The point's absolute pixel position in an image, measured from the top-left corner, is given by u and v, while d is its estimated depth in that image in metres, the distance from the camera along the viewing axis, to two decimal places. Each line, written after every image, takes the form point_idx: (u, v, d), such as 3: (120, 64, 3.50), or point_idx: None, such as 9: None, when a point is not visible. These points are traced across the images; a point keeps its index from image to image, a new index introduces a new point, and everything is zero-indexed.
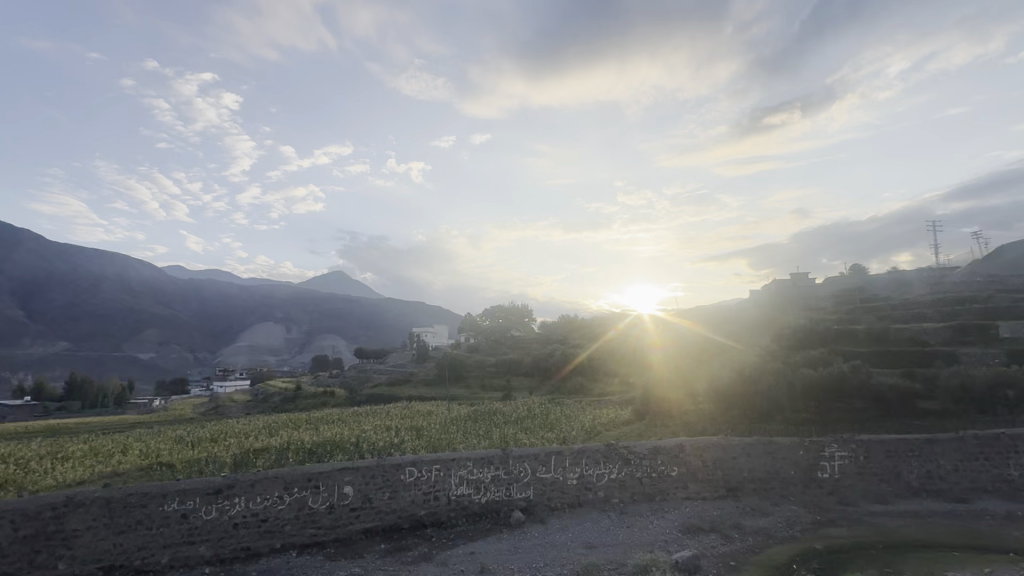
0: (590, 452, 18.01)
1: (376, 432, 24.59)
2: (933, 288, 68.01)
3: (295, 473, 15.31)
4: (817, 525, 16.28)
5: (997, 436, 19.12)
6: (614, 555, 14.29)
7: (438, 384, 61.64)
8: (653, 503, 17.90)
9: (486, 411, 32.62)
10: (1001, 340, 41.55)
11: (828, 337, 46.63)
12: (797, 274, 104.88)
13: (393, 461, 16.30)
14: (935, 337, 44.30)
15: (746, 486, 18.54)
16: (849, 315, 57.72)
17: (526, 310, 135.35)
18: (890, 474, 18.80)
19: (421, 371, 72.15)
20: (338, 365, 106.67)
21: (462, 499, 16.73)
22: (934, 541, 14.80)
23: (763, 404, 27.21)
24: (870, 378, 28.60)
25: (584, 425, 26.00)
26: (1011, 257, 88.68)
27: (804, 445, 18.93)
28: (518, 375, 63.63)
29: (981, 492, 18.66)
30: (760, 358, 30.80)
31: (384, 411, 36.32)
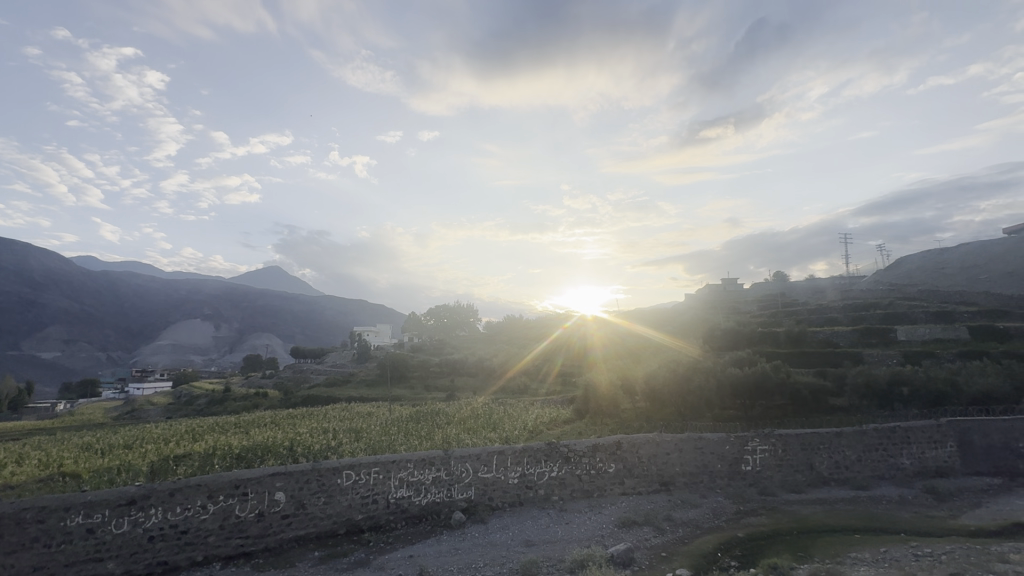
0: (532, 451, 18.21)
1: (311, 435, 23.52)
2: (843, 294, 74.75)
3: (221, 480, 14.41)
4: (739, 515, 17.43)
5: (893, 429, 21.28)
6: (552, 552, 14.56)
7: (380, 385, 60.02)
8: (591, 499, 18.42)
9: (428, 412, 32.10)
10: (899, 343, 46.23)
11: (753, 339, 49.92)
12: (728, 279, 111.43)
13: (330, 465, 15.71)
14: (844, 339, 48.63)
15: (677, 480, 19.50)
16: (771, 319, 62.20)
17: (472, 310, 134.64)
18: (804, 465, 20.44)
19: (362, 371, 69.98)
20: (272, 365, 101.48)
21: (402, 502, 16.42)
22: (840, 526, 16.23)
23: (694, 401, 28.88)
24: (790, 377, 30.87)
25: (526, 425, 26.08)
26: (909, 268, 99.04)
27: (730, 440, 20.17)
28: (462, 376, 63.27)
29: (878, 478, 20.74)
30: (692, 357, 32.47)
31: (321, 413, 34.80)
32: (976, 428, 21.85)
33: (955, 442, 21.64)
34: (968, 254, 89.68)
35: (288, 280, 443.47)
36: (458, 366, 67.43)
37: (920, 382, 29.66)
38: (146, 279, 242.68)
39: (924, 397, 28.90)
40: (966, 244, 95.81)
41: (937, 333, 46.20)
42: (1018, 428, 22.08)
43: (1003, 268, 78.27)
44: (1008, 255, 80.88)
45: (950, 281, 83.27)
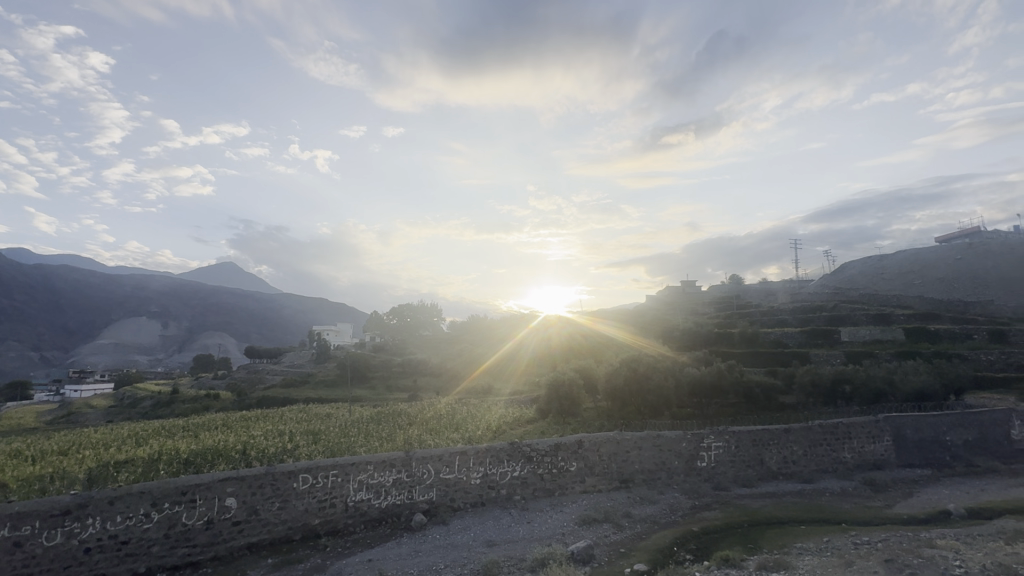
0: (494, 451, 18.20)
1: (267, 437, 22.70)
2: (793, 297, 78.61)
3: (166, 487, 13.69)
4: (695, 510, 18.00)
5: (836, 425, 22.51)
6: (513, 551, 14.61)
7: (339, 386, 58.52)
8: (552, 498, 18.58)
9: (390, 413, 31.61)
10: (842, 344, 48.99)
11: (710, 339, 51.73)
12: (686, 282, 115.03)
13: (286, 469, 15.21)
14: (793, 340, 51.07)
15: (637, 477, 19.95)
16: (727, 320, 64.66)
17: (435, 309, 133.37)
18: (755, 460, 21.33)
19: (321, 371, 68.09)
20: (225, 365, 97.23)
21: (361, 504, 16.07)
22: (787, 518, 17.03)
23: (652, 399, 29.68)
24: (743, 376, 32.17)
25: (489, 425, 26.09)
26: (852, 273, 105.12)
27: (687, 437, 20.79)
28: (426, 376, 62.56)
29: (823, 472, 21.90)
30: (652, 357, 33.31)
31: (278, 414, 33.64)
32: (909, 423, 23.41)
33: (891, 437, 23.12)
34: (904, 260, 96.06)
35: (243, 277, 425.98)
36: (421, 366, 66.64)
37: (861, 380, 31.57)
38: (85, 274, 227.43)
39: (864, 394, 30.79)
40: (901, 251, 102.81)
41: (876, 334, 49.31)
42: (946, 422, 23.83)
43: (934, 274, 84.40)
44: (938, 262, 87.26)
45: (888, 285, 88.99)
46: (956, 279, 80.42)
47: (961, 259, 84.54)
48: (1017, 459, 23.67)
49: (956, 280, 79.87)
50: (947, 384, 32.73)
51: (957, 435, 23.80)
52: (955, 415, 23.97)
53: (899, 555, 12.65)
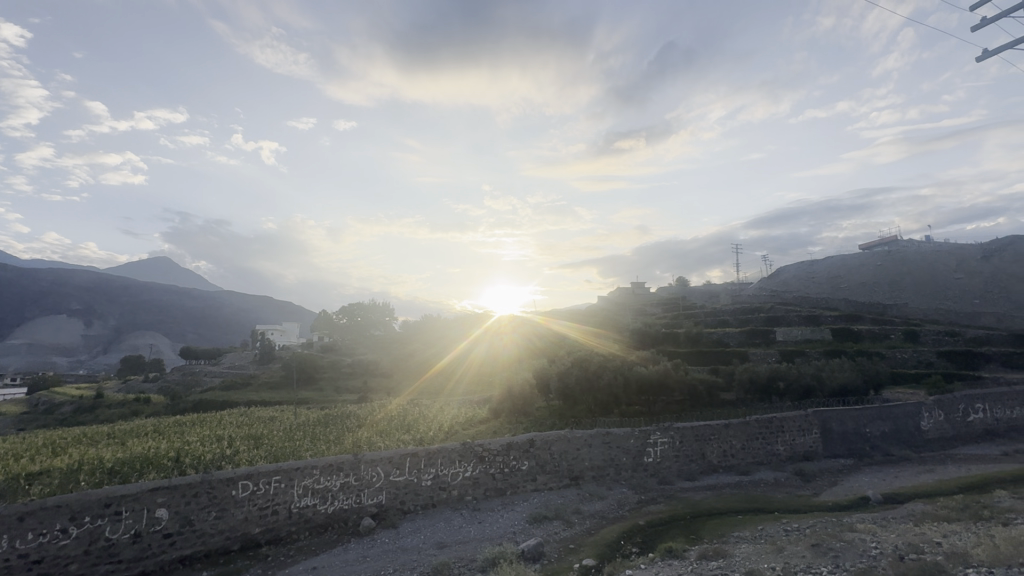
0: (446, 452, 18.06)
1: (203, 443, 21.44)
2: (734, 299, 82.98)
3: (87, 499, 12.63)
4: (641, 504, 18.62)
5: (771, 419, 23.92)
6: (464, 552, 14.57)
7: (284, 388, 56.17)
8: (504, 497, 18.66)
9: (338, 415, 30.76)
10: (777, 343, 52.15)
11: (658, 339, 53.68)
12: (636, 283, 118.62)
13: (223, 476, 14.43)
14: (733, 339, 53.84)
15: (586, 474, 20.36)
16: (673, 320, 67.31)
17: (387, 309, 130.53)
18: (697, 455, 22.32)
19: (265, 373, 65.11)
20: (157, 367, 91.02)
21: (305, 511, 15.50)
22: (726, 509, 17.92)
23: (603, 396, 30.40)
24: (687, 374, 33.51)
25: (441, 426, 25.96)
26: (786, 276, 112.14)
27: (635, 434, 21.46)
28: (377, 377, 61.24)
29: (758, 464, 23.22)
30: (603, 355, 34.11)
31: (216, 418, 31.88)
32: (835, 417, 25.24)
33: (819, 430, 24.84)
34: (832, 265, 103.49)
35: (178, 273, 400.19)
36: (372, 367, 65.04)
37: (793, 376, 33.73)
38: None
39: (795, 390, 32.92)
40: (830, 257, 110.76)
41: (807, 334, 52.82)
42: (866, 415, 25.88)
43: (858, 279, 91.42)
44: (861, 268, 94.67)
45: (818, 288, 95.59)
46: (876, 284, 87.51)
47: (880, 265, 92.05)
48: (926, 447, 26.07)
49: (877, 284, 86.98)
50: (868, 380, 35.59)
51: (875, 427, 25.92)
52: (874, 409, 26.11)
53: (824, 540, 13.61)
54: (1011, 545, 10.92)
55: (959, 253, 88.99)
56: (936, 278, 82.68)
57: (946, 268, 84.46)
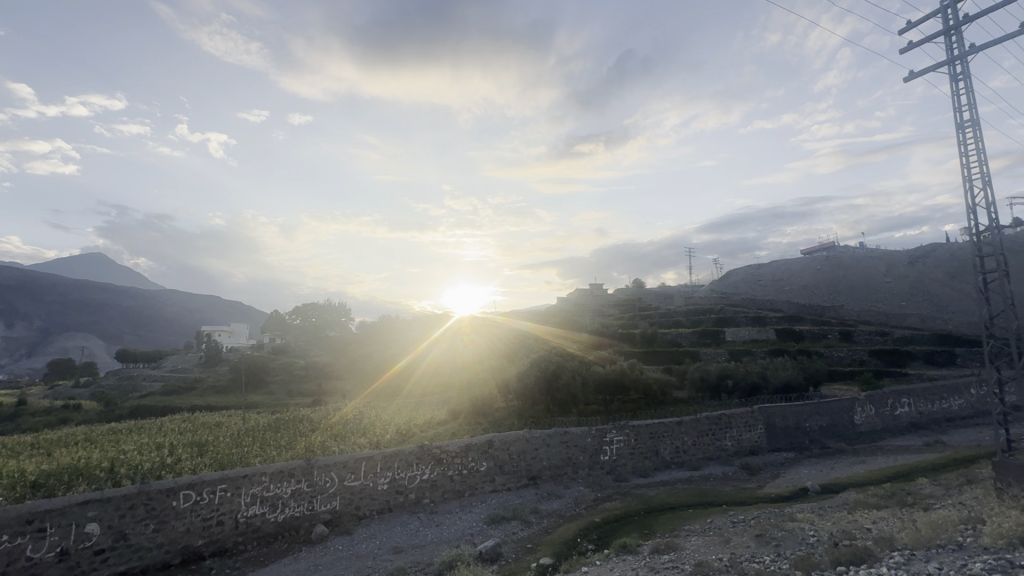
0: (402, 455, 17.76)
1: (141, 452, 20.12)
2: (686, 300, 86.13)
3: (5, 516, 11.56)
4: (598, 501, 18.98)
5: (720, 416, 24.96)
6: (421, 556, 14.38)
7: (232, 393, 53.61)
8: (462, 499, 18.54)
9: (290, 419, 29.70)
10: (726, 343, 54.51)
11: (614, 339, 55.00)
12: (594, 286, 120.95)
13: (163, 486, 13.62)
14: (686, 339, 55.85)
15: (544, 474, 20.55)
16: (630, 320, 69.06)
17: (343, 309, 126.99)
18: (651, 451, 23.00)
19: (211, 376, 61.99)
20: (90, 371, 84.78)
21: (253, 520, 14.84)
22: (677, 504, 18.56)
23: (562, 397, 30.73)
24: (643, 374, 34.38)
25: (399, 428, 25.61)
26: (735, 279, 117.41)
27: (592, 433, 21.86)
28: (332, 380, 59.57)
29: (708, 459, 24.17)
30: (562, 355, 34.46)
31: (156, 425, 30.06)
32: (778, 413, 26.62)
33: (763, 425, 26.12)
34: (777, 269, 109.22)
35: (115, 270, 374.65)
36: (327, 370, 63.07)
37: (741, 375, 35.36)
38: None
39: (742, 387, 34.53)
40: (774, 261, 116.72)
41: (754, 334, 55.48)
42: (806, 411, 27.47)
43: (800, 282, 96.77)
44: (802, 272, 100.29)
45: (764, 291, 100.53)
46: (816, 287, 92.95)
47: (820, 269, 97.83)
48: (858, 440, 27.93)
49: (816, 288, 92.39)
50: (808, 377, 37.79)
51: (814, 421, 27.56)
52: (813, 404, 27.74)
53: (767, 530, 14.32)
54: (931, 528, 11.84)
55: (889, 259, 95.87)
56: (869, 281, 88.73)
57: (877, 272, 90.83)
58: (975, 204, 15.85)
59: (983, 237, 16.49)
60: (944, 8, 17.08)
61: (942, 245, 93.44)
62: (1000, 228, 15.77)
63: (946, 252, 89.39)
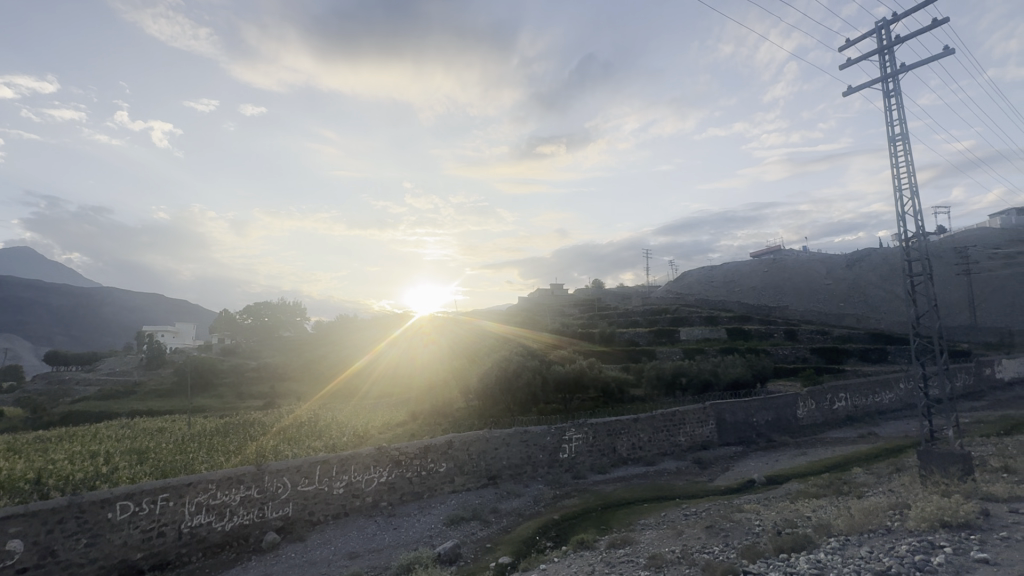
0: (359, 458, 17.37)
1: (71, 461, 18.69)
2: (643, 300, 88.42)
3: None
4: (556, 499, 19.23)
5: (674, 413, 25.79)
6: (378, 560, 14.11)
7: (176, 397, 50.69)
8: (421, 501, 18.32)
9: (240, 423, 28.42)
10: (680, 341, 56.37)
11: (573, 339, 55.74)
12: (555, 286, 122.07)
13: (97, 497, 12.73)
14: (643, 338, 57.38)
15: (504, 473, 20.60)
16: (589, 320, 70.22)
17: (298, 309, 122.60)
18: (609, 448, 23.49)
19: (153, 379, 58.50)
20: (13, 375, 78.07)
21: (199, 530, 14.14)
22: (633, 498, 19.07)
23: (522, 396, 30.89)
24: (601, 372, 35.00)
25: (356, 430, 25.04)
26: (689, 280, 121.53)
27: (551, 431, 22.08)
28: (286, 382, 57.51)
29: (663, 454, 24.93)
30: (522, 355, 34.53)
31: (89, 432, 28.00)
32: (728, 408, 27.76)
33: (714, 420, 27.19)
34: (728, 270, 113.91)
35: (44, 266, 347.21)
36: (280, 371, 60.73)
37: (693, 372, 36.73)
38: None
39: (695, 384, 35.85)
40: (725, 263, 121.65)
41: (706, 333, 57.62)
42: (753, 406, 28.82)
43: (749, 283, 101.33)
44: (751, 273, 104.99)
45: (716, 291, 104.59)
46: (764, 288, 97.52)
47: (767, 271, 102.67)
48: (801, 433, 29.56)
49: (764, 289, 96.92)
50: (755, 374, 39.71)
51: (760, 416, 28.94)
52: (760, 400, 29.13)
53: (717, 521, 14.94)
54: (864, 514, 12.69)
55: (829, 262, 101.89)
56: (811, 283, 93.94)
57: (818, 274, 96.29)
58: (904, 212, 16.97)
59: (911, 243, 17.68)
60: (878, 29, 18.30)
61: (875, 250, 100.11)
62: (925, 234, 16.97)
63: (879, 256, 95.87)
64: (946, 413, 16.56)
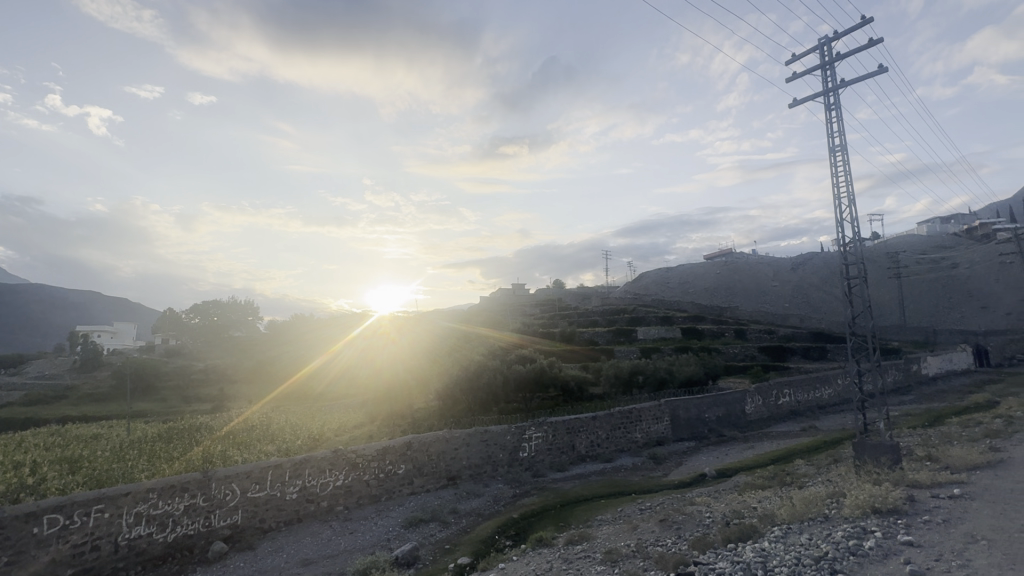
0: (315, 461, 16.86)
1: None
2: (602, 300, 90.13)
3: None
4: (516, 497, 19.32)
5: (631, 410, 26.47)
6: (332, 567, 13.75)
7: (113, 402, 47.43)
8: (378, 504, 17.98)
9: (186, 428, 26.99)
10: (637, 341, 57.80)
11: (534, 338, 56.12)
12: (516, 286, 122.46)
13: (21, 511, 11.77)
14: (602, 337, 58.49)
15: (464, 473, 20.53)
16: (550, 319, 70.89)
17: (250, 308, 117.58)
18: (568, 446, 23.82)
19: (87, 382, 54.56)
20: None
21: (138, 542, 13.35)
22: (592, 495, 19.44)
23: (484, 396, 30.86)
24: (561, 371, 35.43)
25: (311, 433, 24.34)
26: (647, 281, 124.98)
27: (511, 430, 22.17)
28: (236, 385, 55.03)
29: (620, 451, 25.52)
30: (482, 355, 34.48)
31: (12, 441, 25.80)
32: (682, 405, 28.73)
33: (669, 417, 28.07)
34: (682, 272, 117.82)
35: None
36: (229, 374, 57.92)
37: (650, 371, 37.79)
38: None
39: (651, 382, 36.93)
40: (681, 265, 125.73)
41: (662, 333, 59.41)
42: (705, 403, 29.97)
43: (703, 284, 105.17)
44: (705, 275, 109.01)
45: (672, 292, 107.90)
46: (716, 290, 101.48)
47: (720, 273, 106.86)
48: (749, 427, 30.99)
49: (717, 290, 100.79)
50: (707, 372, 41.35)
51: (711, 412, 30.14)
52: (711, 397, 30.33)
53: (670, 515, 15.42)
54: (804, 504, 13.45)
55: (776, 265, 107.21)
56: (760, 285, 98.48)
57: (766, 277, 101.08)
58: (842, 218, 18.02)
59: (848, 248, 18.83)
60: (821, 45, 19.38)
61: (817, 254, 106.14)
62: (860, 240, 18.14)
63: (821, 260, 101.69)
64: (877, 407, 17.77)
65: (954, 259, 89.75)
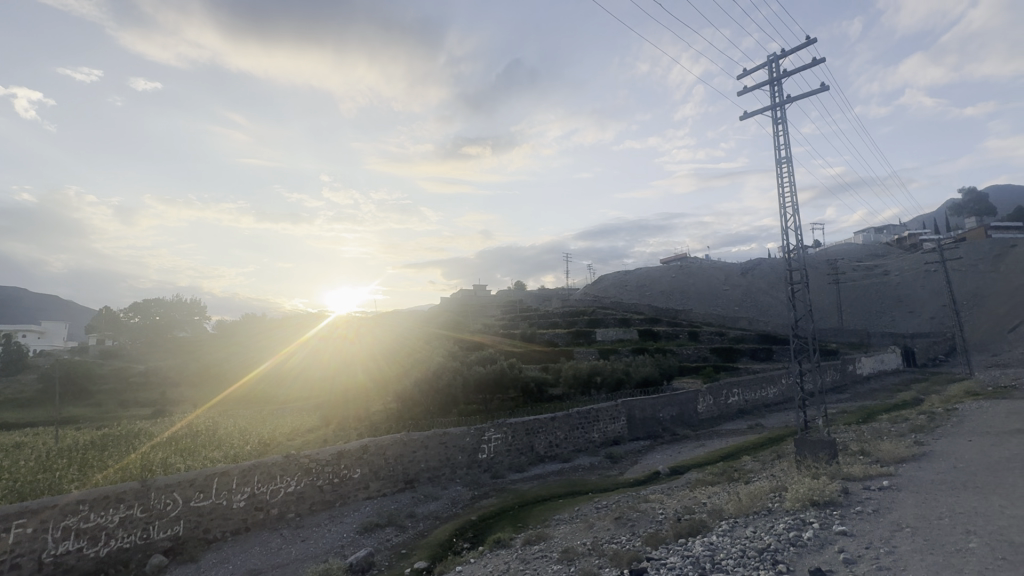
0: (265, 467, 16.21)
1: None
2: (563, 302, 91.19)
3: None
4: (474, 499, 19.27)
5: (589, 410, 26.92)
6: None
7: (40, 408, 43.74)
8: (332, 510, 17.47)
9: (124, 435, 25.28)
10: (596, 342, 58.82)
11: (494, 339, 56.12)
12: (478, 286, 122.15)
13: None
14: (561, 339, 59.16)
15: (422, 476, 20.25)
16: (510, 320, 71.08)
17: (197, 307, 111.63)
18: (527, 447, 23.96)
19: (10, 386, 50.10)
20: None
21: (65, 558, 12.43)
22: (549, 495, 19.63)
23: (444, 398, 30.52)
24: (521, 372, 35.54)
25: (260, 439, 23.26)
26: (606, 283, 127.63)
27: (470, 432, 22.06)
28: (181, 388, 52.12)
29: (577, 451, 25.88)
30: (442, 356, 34.07)
31: None
32: (637, 405, 29.48)
33: (625, 416, 28.72)
34: (640, 275, 121.14)
35: None
36: (172, 376, 54.69)
37: (608, 372, 38.57)
38: None
39: (609, 383, 37.71)
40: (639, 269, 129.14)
41: (620, 334, 60.76)
42: (659, 403, 30.87)
43: (659, 287, 108.36)
44: (661, 278, 112.40)
45: (630, 294, 110.51)
46: (672, 293, 104.76)
47: (675, 277, 110.42)
48: (701, 426, 32.16)
49: (672, 293, 104.02)
50: (662, 373, 42.66)
51: (665, 411, 31.10)
52: (665, 397, 31.30)
53: (625, 512, 15.76)
54: (750, 498, 14.09)
55: (727, 269, 111.81)
56: (712, 289, 102.40)
57: (718, 281, 105.31)
58: (788, 226, 18.97)
59: (792, 254, 19.85)
60: (770, 62, 20.38)
61: (765, 260, 111.57)
62: (804, 247, 19.18)
63: (768, 266, 106.92)
64: (817, 405, 18.84)
65: (886, 266, 96.48)
